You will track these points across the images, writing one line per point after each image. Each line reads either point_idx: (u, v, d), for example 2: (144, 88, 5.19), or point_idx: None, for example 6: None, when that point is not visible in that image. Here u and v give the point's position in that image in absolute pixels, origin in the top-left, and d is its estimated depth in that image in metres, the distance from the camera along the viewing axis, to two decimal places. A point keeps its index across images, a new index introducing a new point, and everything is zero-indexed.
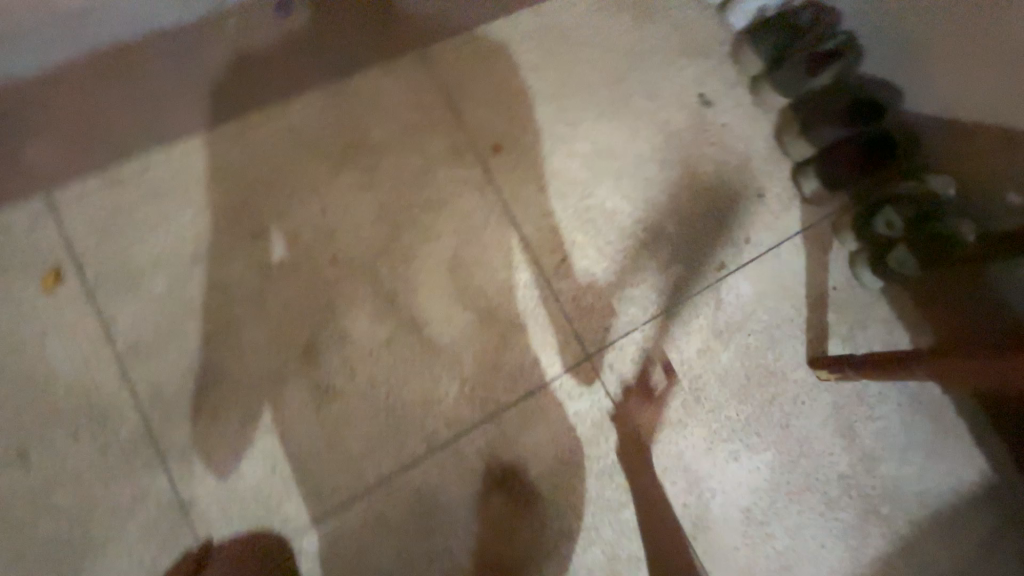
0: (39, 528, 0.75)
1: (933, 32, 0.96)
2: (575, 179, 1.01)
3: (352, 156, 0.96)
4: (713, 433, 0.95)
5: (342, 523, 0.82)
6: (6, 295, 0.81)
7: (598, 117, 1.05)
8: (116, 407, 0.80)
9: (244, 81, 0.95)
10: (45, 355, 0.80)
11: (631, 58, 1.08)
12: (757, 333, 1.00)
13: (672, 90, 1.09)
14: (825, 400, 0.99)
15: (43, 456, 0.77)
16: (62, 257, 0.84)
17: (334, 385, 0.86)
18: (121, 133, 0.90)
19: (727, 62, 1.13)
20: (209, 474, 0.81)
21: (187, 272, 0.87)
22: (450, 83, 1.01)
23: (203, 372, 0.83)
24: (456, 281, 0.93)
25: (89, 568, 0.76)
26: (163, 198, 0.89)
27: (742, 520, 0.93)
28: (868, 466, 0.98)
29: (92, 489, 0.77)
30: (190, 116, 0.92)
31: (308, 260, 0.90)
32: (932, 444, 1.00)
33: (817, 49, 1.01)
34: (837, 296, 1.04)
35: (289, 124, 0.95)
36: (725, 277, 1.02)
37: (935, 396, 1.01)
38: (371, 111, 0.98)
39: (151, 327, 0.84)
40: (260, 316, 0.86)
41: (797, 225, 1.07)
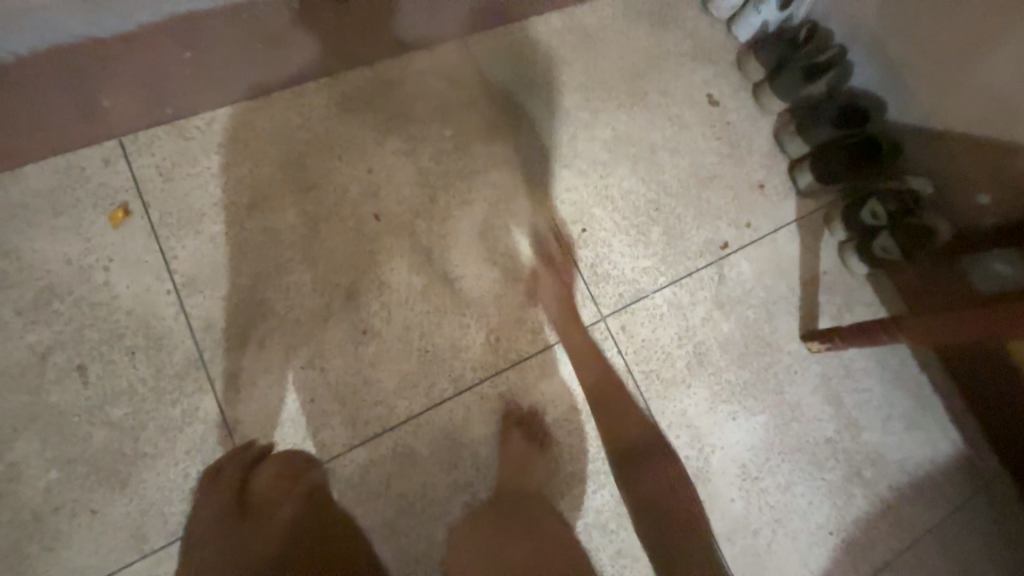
0: (96, 438, 0.81)
1: (913, 50, 1.09)
2: (597, 160, 1.12)
3: (397, 125, 1.05)
4: (715, 394, 1.04)
5: (374, 452, 0.89)
6: (78, 225, 0.88)
7: (618, 108, 1.17)
8: (172, 332, 0.87)
9: (303, 51, 1.04)
10: (110, 281, 0.87)
11: (649, 60, 1.21)
12: (756, 307, 1.10)
13: (684, 89, 1.21)
14: (815, 371, 1.09)
15: (103, 372, 0.83)
16: (130, 195, 0.91)
17: (373, 326, 0.94)
18: (190, 91, 0.97)
19: (733, 69, 1.26)
20: (254, 399, 0.87)
21: (242, 216, 0.94)
22: (487, 68, 1.12)
23: (253, 307, 0.90)
24: (487, 242, 1.02)
25: (139, 477, 0.81)
26: (222, 149, 0.96)
27: (738, 474, 1.01)
28: (853, 432, 1.07)
29: (145, 405, 0.83)
30: (253, 80, 1.01)
31: (354, 213, 0.98)
32: (911, 416, 1.09)
33: (813, 60, 1.15)
34: (827, 279, 1.15)
35: (341, 92, 1.04)
36: (727, 255, 1.12)
37: (912, 372, 1.11)
38: (416, 87, 1.08)
39: (207, 264, 0.91)
40: (309, 260, 0.94)
41: (792, 214, 1.18)
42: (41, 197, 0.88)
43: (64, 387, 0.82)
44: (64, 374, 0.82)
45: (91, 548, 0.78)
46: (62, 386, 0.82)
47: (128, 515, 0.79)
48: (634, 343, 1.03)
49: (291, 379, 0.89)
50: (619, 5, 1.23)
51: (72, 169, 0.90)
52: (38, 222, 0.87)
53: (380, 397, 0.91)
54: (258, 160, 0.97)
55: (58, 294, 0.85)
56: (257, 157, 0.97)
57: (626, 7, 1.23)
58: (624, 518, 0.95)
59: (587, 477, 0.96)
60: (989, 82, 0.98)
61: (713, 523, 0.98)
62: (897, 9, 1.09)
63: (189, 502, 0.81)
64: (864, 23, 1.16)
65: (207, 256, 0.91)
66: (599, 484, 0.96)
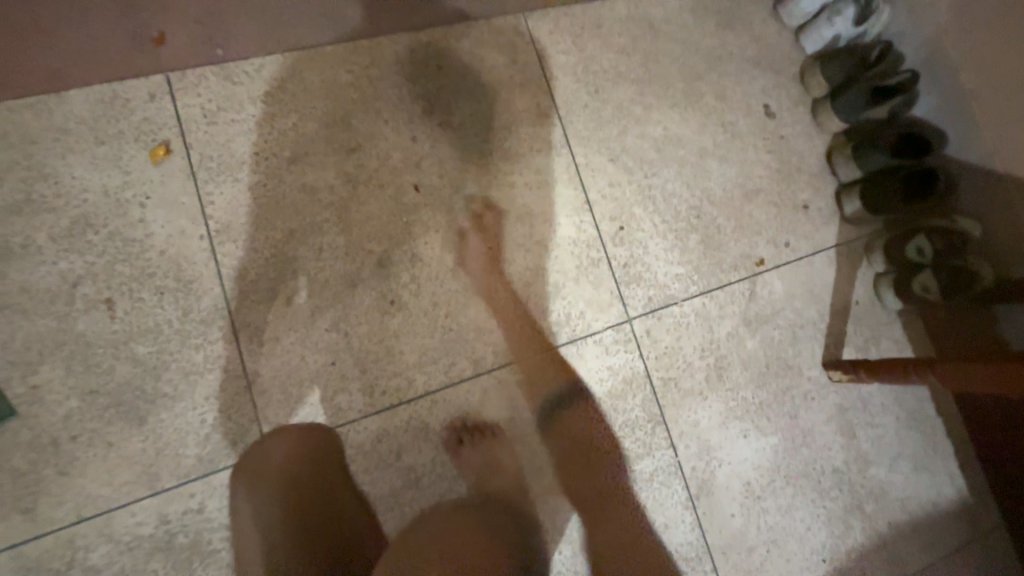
0: (119, 372, 0.81)
1: (987, 85, 1.05)
2: (643, 158, 1.09)
3: (447, 96, 1.02)
4: (729, 409, 1.03)
5: (388, 422, 0.89)
6: (119, 158, 0.87)
7: (672, 107, 1.13)
8: (202, 277, 0.86)
9: (360, 6, 1.01)
10: (145, 218, 0.86)
11: (710, 60, 1.17)
12: (783, 328, 1.09)
13: (742, 96, 1.17)
14: (833, 400, 1.08)
15: (131, 308, 0.83)
16: (173, 133, 0.90)
17: (400, 297, 0.93)
18: (242, 32, 0.95)
19: (795, 80, 1.21)
20: (276, 355, 0.87)
21: (282, 169, 0.92)
22: (545, 48, 1.09)
23: (284, 262, 0.89)
24: (523, 227, 1.00)
25: (156, 416, 0.81)
26: (268, 97, 0.94)
27: (741, 491, 1.01)
28: (861, 465, 1.06)
29: (169, 347, 0.83)
30: (306, 29, 0.98)
31: (394, 181, 0.96)
32: (921, 458, 1.09)
33: (881, 82, 1.10)
34: (858, 310, 1.13)
35: (394, 54, 1.01)
36: (762, 272, 1.10)
37: (929, 415, 1.10)
38: (471, 58, 1.05)
39: (242, 213, 0.90)
40: (343, 222, 0.93)
41: (833, 239, 1.16)
42: (83, 124, 0.87)
43: (92, 318, 0.82)
44: (92, 305, 0.82)
45: (103, 479, 0.79)
46: (90, 316, 0.82)
47: (142, 452, 0.80)
48: (655, 349, 1.02)
49: (313, 340, 0.88)
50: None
51: (117, 99, 0.88)
52: (79, 149, 0.86)
53: (399, 369, 0.91)
54: (303, 114, 0.95)
55: (93, 225, 0.84)
56: (302, 111, 0.95)
57: (694, 1, 1.18)
58: (624, 519, 0.95)
59: (592, 475, 0.96)
60: None
61: (711, 536, 0.98)
62: (977, 39, 1.04)
63: (204, 447, 0.82)
64: (940, 49, 1.11)
65: (242, 205, 0.90)
66: (604, 483, 0.96)
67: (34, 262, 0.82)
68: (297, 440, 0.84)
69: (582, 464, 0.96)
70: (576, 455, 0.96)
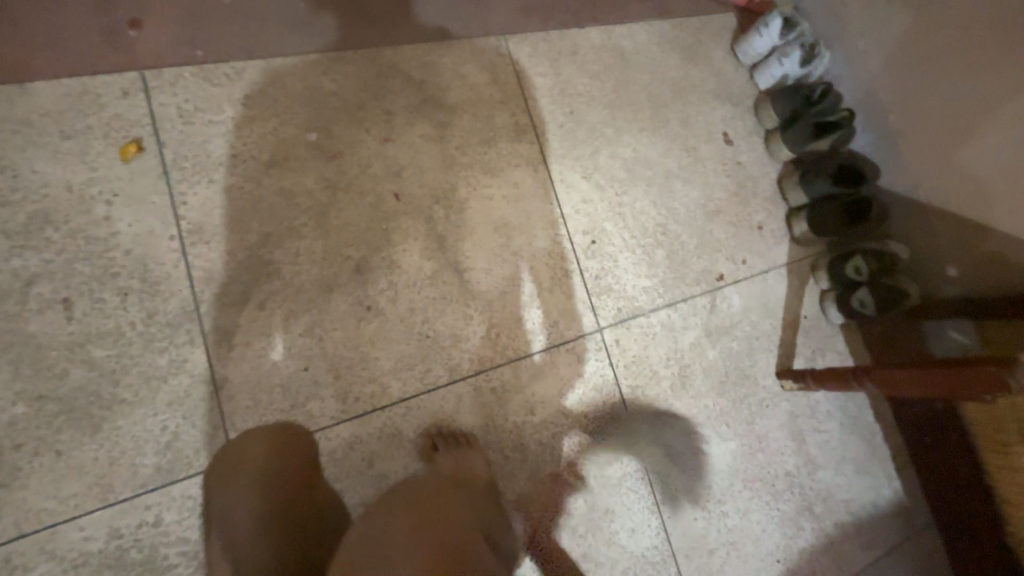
0: (72, 376, 0.77)
1: (912, 126, 1.19)
2: (614, 177, 1.15)
3: (428, 108, 1.05)
4: (691, 416, 1.09)
5: (361, 429, 0.88)
6: (84, 153, 0.84)
7: (640, 131, 1.21)
8: (170, 278, 0.84)
9: (344, 19, 1.03)
10: (111, 216, 0.83)
11: (675, 90, 1.26)
12: (740, 340, 1.16)
13: (704, 124, 1.27)
14: (785, 407, 1.16)
15: (90, 309, 0.79)
16: (145, 131, 0.88)
17: (377, 304, 0.93)
18: (223, 36, 0.95)
19: (750, 113, 1.32)
20: (246, 360, 0.85)
21: (259, 172, 0.92)
22: (524, 70, 1.14)
23: (258, 266, 0.88)
24: (500, 238, 1.03)
25: (113, 423, 0.77)
26: (248, 101, 0.94)
27: (703, 495, 1.06)
28: (810, 469, 1.14)
29: (130, 350, 0.80)
30: (290, 37, 0.99)
31: (373, 188, 0.97)
32: (862, 461, 1.18)
33: (823, 118, 1.22)
34: (806, 324, 1.23)
35: (378, 66, 1.03)
36: (722, 287, 1.18)
37: (868, 421, 1.20)
38: (453, 75, 1.08)
39: (216, 214, 0.88)
40: (321, 228, 0.93)
41: (784, 258, 1.26)
42: (47, 117, 0.83)
43: (45, 318, 0.77)
44: (46, 305, 0.78)
45: (49, 491, 0.73)
46: (43, 317, 0.77)
47: (95, 461, 0.76)
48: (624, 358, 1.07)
49: (286, 345, 0.87)
50: (656, 33, 1.27)
51: (86, 93, 0.86)
52: (40, 143, 0.83)
53: (374, 375, 0.90)
54: (283, 119, 0.95)
55: (52, 221, 0.80)
56: (282, 116, 0.95)
57: (662, 36, 1.28)
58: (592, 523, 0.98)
59: (563, 479, 0.98)
60: (973, 168, 1.08)
61: (675, 539, 1.02)
62: (903, 86, 1.18)
63: (164, 455, 0.79)
64: (873, 93, 1.25)
65: (216, 207, 0.88)
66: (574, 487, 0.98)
67: None
68: (276, 437, 0.81)
69: (554, 470, 0.98)
70: (547, 461, 0.98)
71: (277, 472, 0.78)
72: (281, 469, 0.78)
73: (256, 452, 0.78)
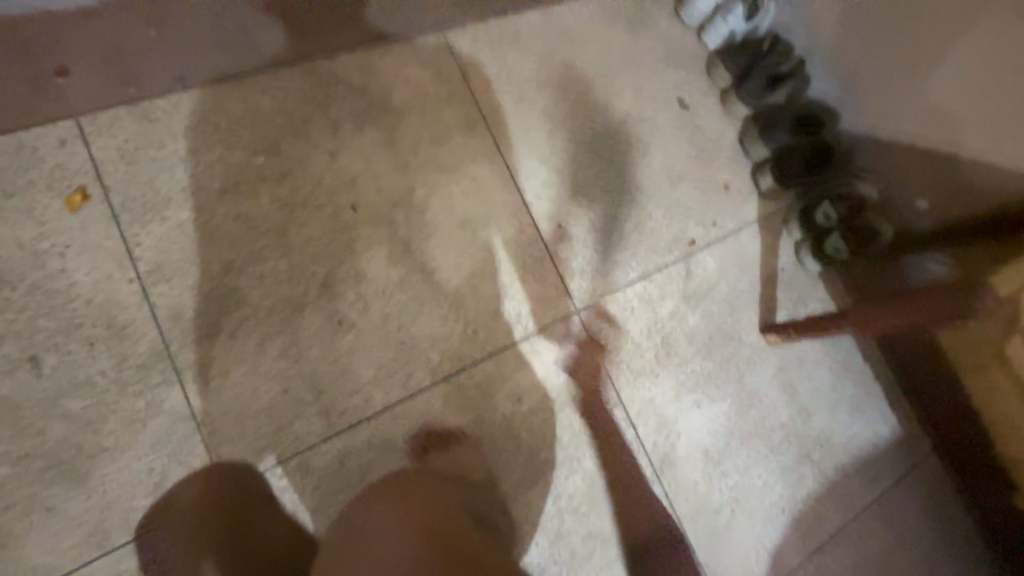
0: (51, 431, 0.77)
1: (866, 63, 1.17)
2: (572, 157, 1.15)
3: (374, 114, 1.04)
4: (680, 383, 1.09)
5: (350, 443, 0.88)
6: (30, 208, 0.83)
7: (593, 106, 1.20)
8: (136, 321, 0.83)
9: (276, 36, 1.01)
10: (67, 267, 0.82)
11: (623, 61, 1.25)
12: (720, 301, 1.17)
13: (656, 91, 1.26)
14: (772, 361, 1.16)
15: (60, 362, 0.79)
16: (89, 177, 0.87)
17: (349, 317, 0.93)
18: (155, 70, 0.93)
19: (702, 72, 1.31)
20: (224, 391, 0.85)
21: (211, 202, 0.91)
22: (467, 62, 1.13)
23: (223, 296, 0.88)
24: (465, 235, 1.03)
25: (99, 471, 0.78)
26: (190, 132, 0.93)
27: (701, 458, 1.07)
28: (804, 417, 1.15)
29: (106, 397, 0.80)
30: (223, 62, 0.97)
31: (329, 203, 0.97)
32: (855, 402, 1.19)
33: (775, 69, 1.21)
34: (784, 276, 1.23)
35: (317, 79, 1.02)
36: (695, 252, 1.18)
37: (857, 362, 1.21)
38: (395, 77, 1.07)
39: (173, 251, 0.87)
40: (282, 249, 0.92)
41: (754, 214, 1.25)
42: None
43: (16, 378, 0.77)
44: (14, 364, 0.78)
45: (46, 546, 0.74)
46: (13, 377, 0.77)
47: (87, 511, 0.76)
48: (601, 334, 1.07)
49: (262, 370, 0.87)
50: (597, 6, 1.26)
51: (23, 148, 0.85)
52: None
53: (356, 387, 0.91)
54: (229, 146, 0.94)
55: (8, 280, 0.80)
56: (227, 142, 0.94)
57: (603, 8, 1.26)
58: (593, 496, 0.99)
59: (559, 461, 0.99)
60: (935, 97, 1.06)
61: (679, 505, 1.03)
62: (854, 23, 1.16)
63: (156, 496, 0.79)
64: (821, 35, 1.24)
65: (172, 243, 0.88)
66: (569, 466, 0.99)
67: None
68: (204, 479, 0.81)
69: (549, 452, 0.99)
70: (541, 445, 0.99)
71: (216, 510, 0.81)
72: (218, 508, 0.81)
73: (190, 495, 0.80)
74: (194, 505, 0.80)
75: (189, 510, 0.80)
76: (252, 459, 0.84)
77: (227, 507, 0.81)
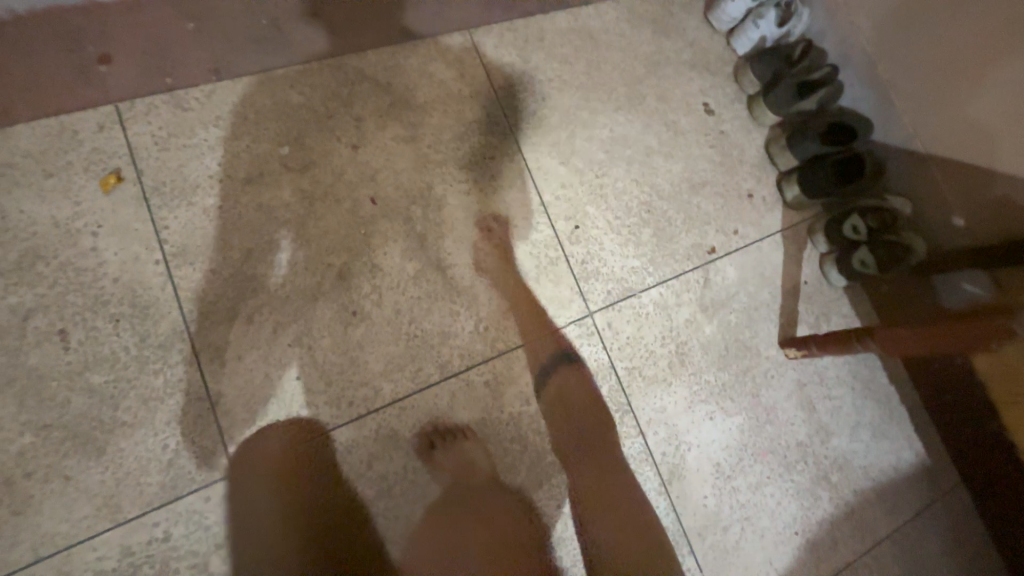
0: (74, 403, 0.80)
1: (905, 76, 1.14)
2: (592, 159, 1.14)
3: (398, 110, 1.05)
4: (693, 394, 1.06)
5: (356, 433, 0.89)
6: (67, 188, 0.87)
7: (616, 110, 1.19)
8: (158, 302, 0.86)
9: (307, 31, 1.04)
10: (97, 246, 0.86)
11: (649, 65, 1.24)
12: (738, 312, 1.14)
13: (681, 96, 1.24)
14: (791, 376, 1.13)
15: (86, 337, 0.82)
16: (123, 161, 0.90)
17: (362, 308, 0.94)
18: (190, 61, 0.97)
19: (730, 79, 1.29)
20: (238, 374, 0.86)
21: (236, 190, 0.93)
22: (491, 62, 1.13)
23: (243, 281, 0.90)
24: (481, 232, 1.03)
25: (116, 445, 0.80)
26: (220, 122, 0.96)
27: (712, 472, 1.04)
28: (823, 437, 1.11)
29: (126, 374, 0.82)
30: (255, 55, 1.00)
31: (349, 195, 0.98)
32: (878, 425, 1.14)
33: (806, 77, 1.18)
34: (807, 289, 1.19)
35: (344, 74, 1.04)
36: (714, 260, 1.15)
37: (882, 383, 1.16)
38: (420, 74, 1.08)
39: (198, 235, 0.90)
40: (301, 238, 0.94)
41: (778, 225, 1.22)
42: (30, 158, 0.87)
43: (44, 350, 0.80)
44: (43, 337, 0.81)
45: (61, 515, 0.76)
46: (41, 349, 0.80)
47: (102, 483, 0.78)
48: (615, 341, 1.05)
49: (276, 355, 0.88)
50: (624, 9, 1.25)
51: (64, 131, 0.89)
52: (25, 183, 0.86)
53: (365, 378, 0.91)
54: (256, 136, 0.97)
55: (43, 256, 0.84)
56: (254, 132, 0.97)
57: (630, 11, 1.26)
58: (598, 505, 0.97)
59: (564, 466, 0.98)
60: (979, 115, 1.03)
61: (686, 519, 1.00)
62: (900, 34, 1.13)
63: (168, 472, 0.81)
64: (857, 44, 1.20)
65: (198, 228, 0.90)
66: (576, 470, 0.98)
67: None
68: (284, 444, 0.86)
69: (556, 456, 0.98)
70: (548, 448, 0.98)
71: (289, 477, 0.85)
72: (290, 476, 0.85)
73: (266, 457, 0.85)
74: (269, 467, 0.85)
75: (264, 471, 0.84)
76: (261, 445, 0.85)
77: (297, 476, 0.85)
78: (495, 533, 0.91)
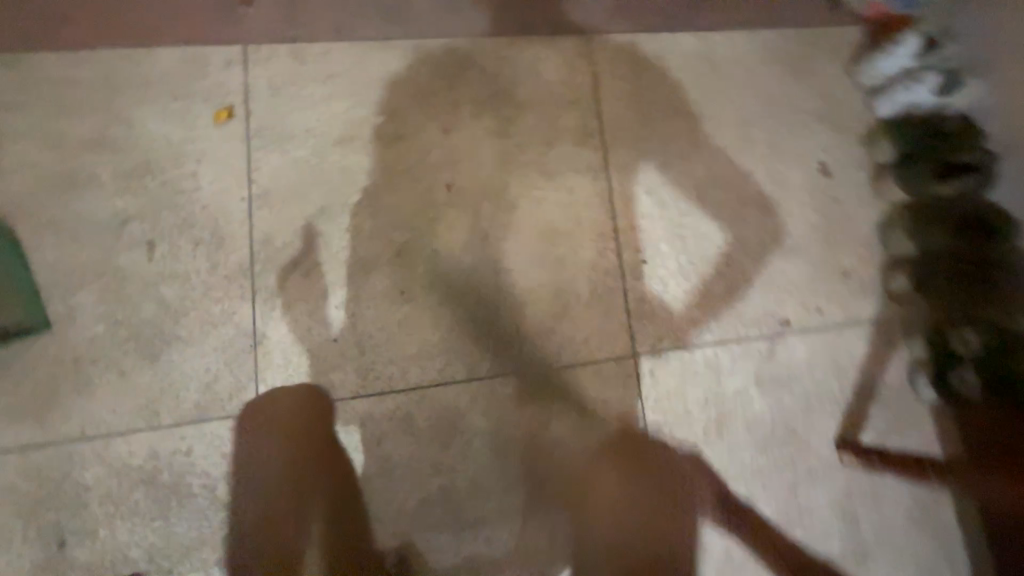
0: (144, 309, 0.87)
1: None
2: (680, 195, 1.07)
3: (495, 103, 1.04)
4: (722, 469, 0.98)
5: (375, 407, 0.90)
6: (186, 114, 0.94)
7: (720, 149, 1.10)
8: (234, 236, 0.92)
9: (430, 9, 1.05)
10: (196, 172, 0.92)
11: (769, 109, 1.13)
12: (798, 396, 1.03)
13: (797, 149, 1.13)
14: (839, 483, 1.01)
15: (168, 252, 0.89)
16: (237, 99, 0.96)
17: (411, 289, 0.95)
18: (318, 18, 1.01)
19: (858, 142, 1.15)
20: (285, 321, 0.91)
21: (327, 148, 0.97)
22: (601, 73, 1.09)
23: (311, 236, 0.93)
24: (544, 243, 1.00)
25: (168, 356, 0.87)
26: (328, 80, 1.00)
27: (720, 557, 0.95)
28: (859, 560, 0.98)
29: (192, 295, 0.89)
30: (376, 23, 1.03)
31: (427, 176, 0.99)
32: (930, 568, 0.99)
33: (953, 159, 1.03)
34: (886, 393, 1.05)
35: (453, 56, 1.04)
36: (786, 333, 1.05)
37: (947, 523, 1.01)
38: (526, 71, 1.06)
39: (283, 182, 0.94)
40: (372, 208, 0.96)
41: (871, 314, 1.08)
42: (163, 80, 0.95)
43: (133, 255, 0.89)
44: (134, 243, 0.89)
45: (110, 404, 0.84)
46: (130, 254, 0.89)
47: (148, 386, 0.86)
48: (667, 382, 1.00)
49: (322, 312, 0.92)
50: (757, 44, 1.15)
51: (196, 61, 0.96)
52: (154, 101, 0.94)
53: (396, 356, 0.92)
54: (356, 100, 1.00)
55: (151, 171, 0.91)
56: (355, 96, 1.00)
57: (764, 47, 1.15)
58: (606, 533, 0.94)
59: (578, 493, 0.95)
60: None
61: None
62: None
63: (204, 393, 0.87)
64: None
65: (284, 175, 0.95)
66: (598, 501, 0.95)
67: (93, 195, 0.89)
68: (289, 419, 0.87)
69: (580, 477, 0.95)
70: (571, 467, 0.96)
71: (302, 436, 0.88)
72: (302, 440, 0.88)
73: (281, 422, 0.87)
74: (276, 438, 0.87)
75: (272, 442, 0.87)
76: (288, 393, 0.89)
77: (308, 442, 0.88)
78: (480, 545, 0.89)
